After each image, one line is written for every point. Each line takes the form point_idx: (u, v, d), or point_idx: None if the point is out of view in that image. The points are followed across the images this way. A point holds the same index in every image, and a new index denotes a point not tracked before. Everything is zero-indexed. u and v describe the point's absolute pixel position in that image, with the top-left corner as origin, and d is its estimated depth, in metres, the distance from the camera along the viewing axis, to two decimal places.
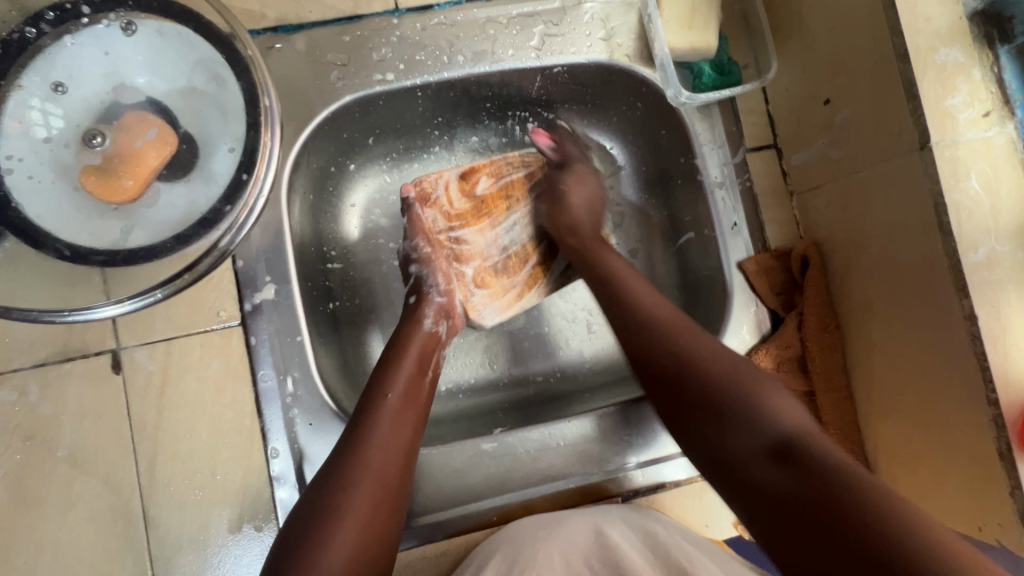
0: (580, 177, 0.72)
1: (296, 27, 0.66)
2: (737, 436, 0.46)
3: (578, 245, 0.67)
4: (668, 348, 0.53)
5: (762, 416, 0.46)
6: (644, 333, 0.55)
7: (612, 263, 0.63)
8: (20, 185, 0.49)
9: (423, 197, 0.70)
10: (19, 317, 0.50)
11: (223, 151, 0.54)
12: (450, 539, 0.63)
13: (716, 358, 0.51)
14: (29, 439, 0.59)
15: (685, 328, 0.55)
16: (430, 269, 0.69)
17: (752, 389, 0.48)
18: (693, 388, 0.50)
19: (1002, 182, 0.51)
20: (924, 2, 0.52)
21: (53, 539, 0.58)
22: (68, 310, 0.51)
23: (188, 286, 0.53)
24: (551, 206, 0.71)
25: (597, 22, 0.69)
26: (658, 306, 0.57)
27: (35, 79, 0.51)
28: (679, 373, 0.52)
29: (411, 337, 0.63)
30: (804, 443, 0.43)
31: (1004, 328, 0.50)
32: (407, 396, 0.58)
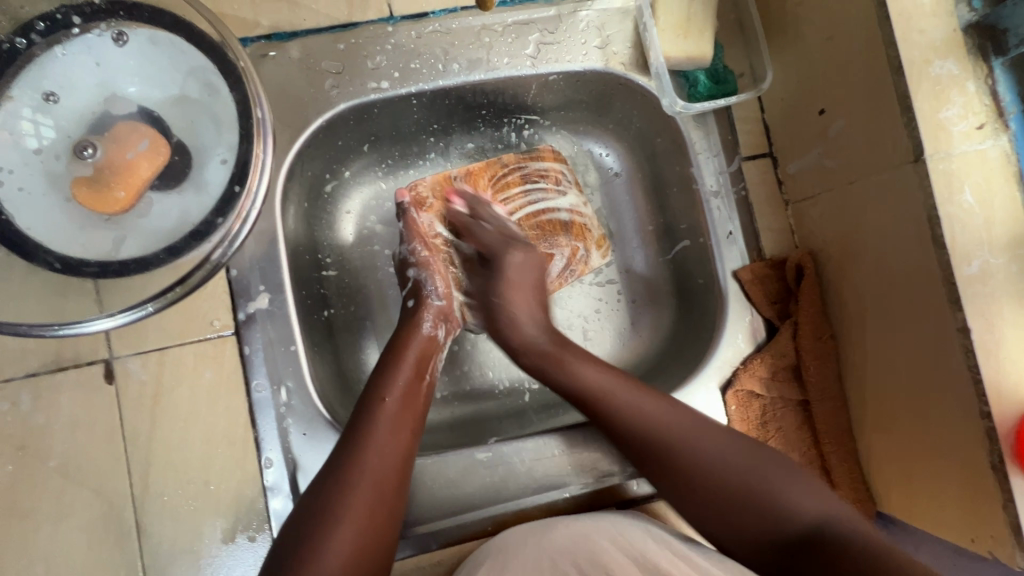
0: (516, 270, 0.69)
1: (290, 35, 0.66)
2: (768, 526, 0.52)
3: (538, 361, 0.65)
4: (680, 455, 0.56)
5: (786, 505, 0.52)
6: (652, 442, 0.58)
7: (587, 376, 0.62)
8: (11, 197, 0.49)
9: (420, 202, 0.72)
10: (10, 332, 0.50)
11: (216, 161, 0.54)
12: (445, 548, 0.63)
13: (725, 452, 0.55)
14: (21, 450, 0.59)
15: (689, 429, 0.57)
16: (428, 274, 0.68)
17: (767, 480, 0.54)
18: (710, 489, 0.55)
19: (996, 194, 0.51)
20: (919, 13, 0.52)
21: (45, 551, 0.58)
22: (59, 325, 0.50)
23: (181, 298, 0.53)
24: (495, 305, 0.68)
25: (593, 30, 0.69)
26: (654, 410, 0.59)
27: (26, 90, 0.50)
28: (694, 476, 0.55)
29: (408, 341, 0.63)
30: (830, 529, 0.49)
31: (997, 340, 0.50)
32: (405, 401, 0.58)
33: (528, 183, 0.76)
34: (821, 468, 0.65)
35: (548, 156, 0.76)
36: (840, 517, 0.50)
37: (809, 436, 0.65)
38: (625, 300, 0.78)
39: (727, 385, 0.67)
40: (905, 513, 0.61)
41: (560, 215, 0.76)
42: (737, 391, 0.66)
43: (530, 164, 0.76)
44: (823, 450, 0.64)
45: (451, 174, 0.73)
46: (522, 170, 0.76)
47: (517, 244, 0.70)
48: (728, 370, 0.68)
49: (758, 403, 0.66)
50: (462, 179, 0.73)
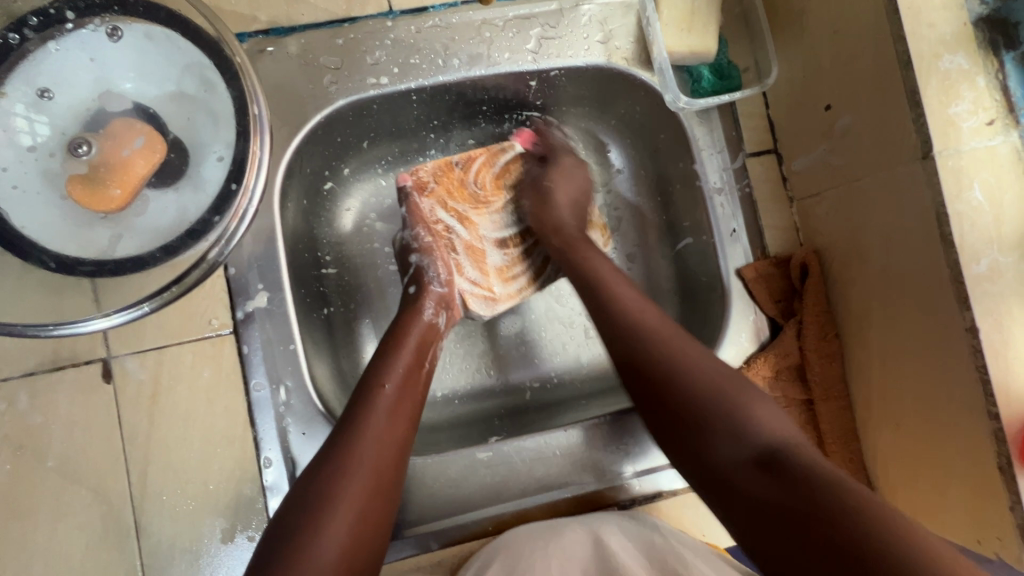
0: (560, 168, 0.72)
1: (288, 30, 0.65)
2: (722, 444, 0.48)
3: (563, 245, 0.67)
4: (665, 358, 0.53)
5: (752, 424, 0.48)
6: (636, 346, 0.55)
7: (598, 267, 0.63)
8: (5, 195, 0.48)
9: (421, 186, 0.69)
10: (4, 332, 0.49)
11: (213, 159, 0.53)
12: (445, 549, 0.62)
13: (706, 367, 0.52)
14: (19, 450, 0.58)
15: (682, 338, 0.55)
16: (430, 259, 0.68)
17: (734, 399, 0.50)
18: (674, 401, 0.51)
19: (1005, 192, 0.50)
20: (928, 7, 0.51)
21: (43, 550, 0.58)
22: (54, 325, 0.50)
23: (177, 299, 0.52)
24: (535, 202, 0.70)
25: (595, 24, 0.68)
26: (652, 317, 0.56)
27: (20, 87, 0.50)
28: (665, 384, 0.52)
29: (409, 328, 0.63)
30: (786, 453, 0.45)
31: (1006, 341, 0.49)
32: (401, 386, 0.57)
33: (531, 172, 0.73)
34: None
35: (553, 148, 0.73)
36: (799, 443, 0.47)
37: (814, 436, 0.65)
38: None
39: None
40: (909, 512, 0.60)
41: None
42: None
43: (533, 154, 0.73)
44: (828, 450, 0.64)
45: (452, 160, 0.70)
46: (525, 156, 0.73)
47: (569, 151, 0.74)
48: None
49: None
50: (462, 167, 0.70)
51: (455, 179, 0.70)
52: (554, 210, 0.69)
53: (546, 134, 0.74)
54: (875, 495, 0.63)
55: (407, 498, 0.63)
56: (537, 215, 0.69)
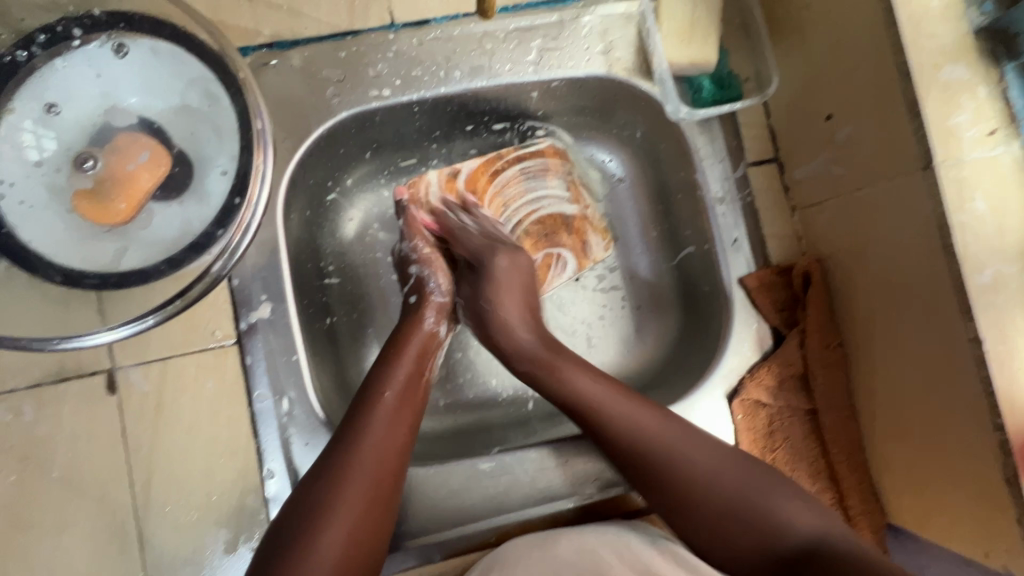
0: (506, 278, 0.67)
1: (292, 43, 0.66)
2: (760, 539, 0.52)
3: (529, 364, 0.64)
4: (664, 466, 0.56)
5: (782, 523, 0.52)
6: (642, 459, 0.57)
7: (578, 383, 0.62)
8: (12, 210, 0.49)
9: (420, 197, 0.71)
10: (10, 346, 0.49)
11: (217, 172, 0.54)
12: (447, 560, 0.62)
13: (715, 466, 0.56)
14: (24, 461, 0.59)
15: (685, 440, 0.57)
16: (428, 268, 0.68)
17: (760, 500, 0.53)
18: (706, 508, 0.54)
19: (1008, 203, 0.50)
20: (928, 17, 0.51)
21: (47, 562, 0.58)
22: (60, 338, 0.50)
23: (181, 311, 0.53)
24: (480, 304, 0.67)
25: (596, 36, 0.69)
26: (647, 421, 0.58)
27: (27, 103, 0.50)
28: (684, 493, 0.55)
29: (409, 337, 0.63)
30: (827, 548, 0.49)
31: (1011, 351, 0.49)
32: (400, 394, 0.57)
33: (526, 177, 0.76)
34: (830, 478, 0.64)
35: (548, 151, 0.76)
36: (834, 533, 0.51)
37: (817, 446, 0.65)
38: (629, 306, 0.78)
39: (733, 394, 0.66)
40: (914, 523, 0.60)
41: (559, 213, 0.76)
42: (743, 400, 0.65)
43: (530, 162, 0.76)
44: (832, 460, 0.63)
45: (452, 173, 0.73)
46: (521, 165, 0.75)
47: (501, 250, 0.68)
48: (734, 379, 0.67)
49: (764, 412, 0.65)
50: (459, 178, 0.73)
51: (454, 190, 0.73)
52: (501, 300, 0.66)
53: (444, 223, 0.70)
54: (880, 505, 0.63)
55: (409, 508, 0.62)
56: (493, 341, 0.67)
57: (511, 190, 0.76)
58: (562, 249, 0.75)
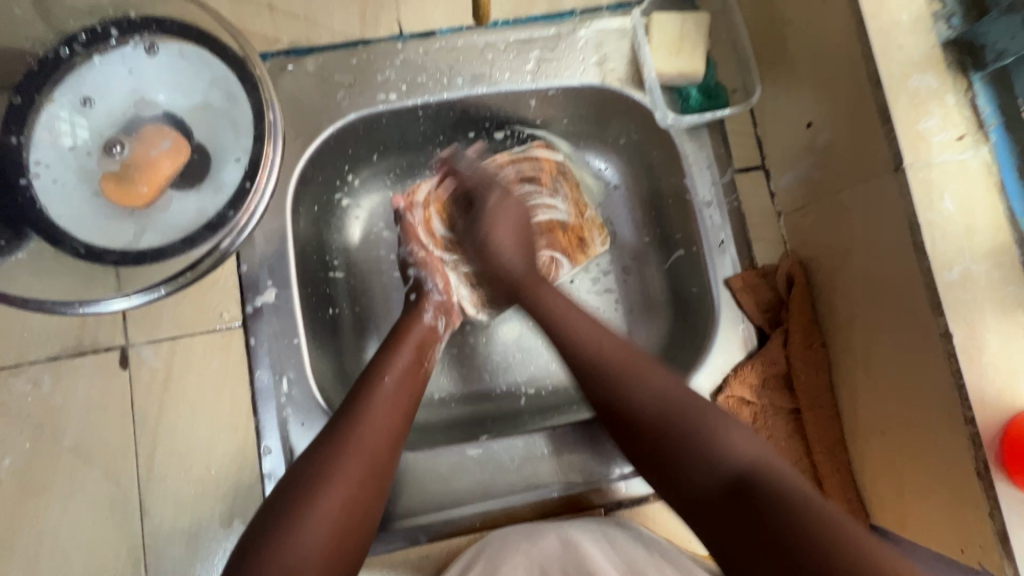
0: (503, 207, 0.71)
1: (308, 50, 0.71)
2: (700, 462, 0.49)
3: (512, 287, 0.68)
4: (620, 387, 0.56)
5: (718, 447, 0.49)
6: (603, 369, 0.58)
7: (552, 302, 0.65)
8: (46, 188, 0.54)
9: (420, 205, 0.74)
10: (36, 309, 0.53)
11: (232, 162, 0.58)
12: (433, 543, 0.64)
13: (665, 391, 0.54)
14: (39, 428, 0.62)
15: (637, 361, 0.57)
16: (424, 272, 0.72)
17: (700, 426, 0.51)
18: (651, 419, 0.53)
19: (976, 204, 0.52)
20: (897, 30, 0.54)
21: (54, 526, 0.61)
22: (80, 303, 0.53)
23: (191, 284, 0.56)
24: (479, 225, 0.70)
25: (591, 48, 0.73)
26: (607, 340, 0.60)
27: (66, 95, 0.56)
28: (630, 410, 0.54)
29: (410, 329, 0.66)
30: (765, 476, 0.46)
31: (980, 346, 0.50)
32: (400, 381, 0.60)
33: (523, 180, 0.76)
34: (814, 478, 0.65)
35: (545, 158, 0.76)
36: (771, 464, 0.48)
37: (801, 445, 0.66)
38: (622, 309, 0.80)
39: (718, 391, 0.68)
40: (896, 524, 0.61)
41: (557, 214, 0.76)
42: (728, 397, 0.67)
43: (524, 163, 0.76)
44: (815, 460, 0.65)
45: (447, 178, 0.74)
46: (517, 169, 0.76)
47: (497, 186, 0.72)
48: (718, 377, 0.69)
49: (748, 410, 0.67)
50: (454, 184, 0.74)
51: (450, 196, 0.74)
52: (502, 225, 0.70)
53: (447, 161, 0.75)
54: (864, 507, 0.64)
55: (398, 491, 0.65)
56: (484, 262, 0.70)
57: (506, 189, 0.76)
58: (558, 250, 0.75)
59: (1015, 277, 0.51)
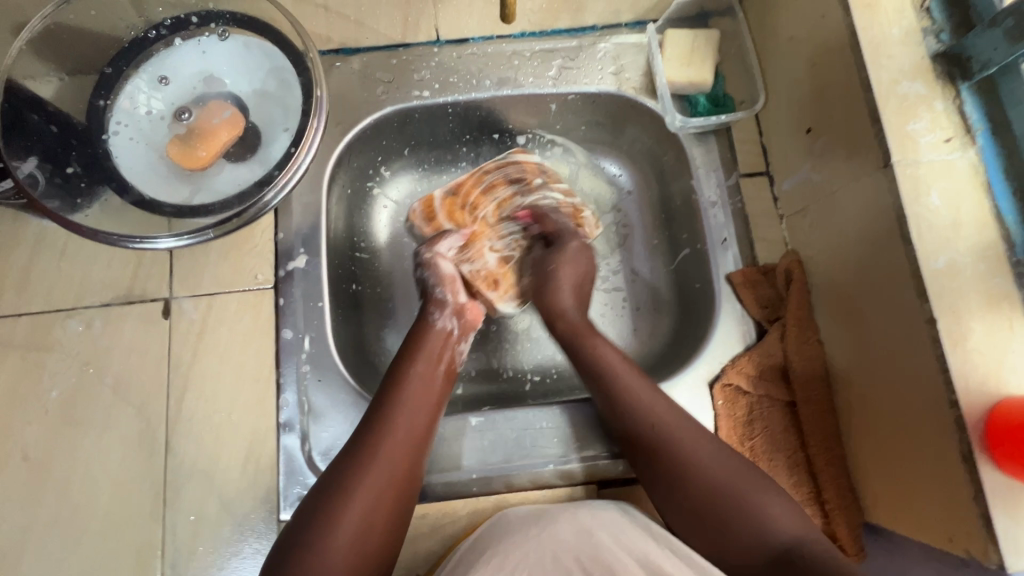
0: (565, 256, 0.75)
1: (354, 50, 0.80)
2: (743, 537, 0.54)
3: (568, 331, 0.71)
4: (671, 450, 0.60)
5: (765, 518, 0.54)
6: (651, 438, 0.61)
7: (607, 356, 0.67)
8: (122, 144, 0.63)
9: (427, 216, 0.82)
10: (102, 241, 0.59)
11: (281, 133, 0.65)
12: (431, 504, 0.67)
13: (710, 463, 0.58)
14: (86, 366, 0.69)
15: (686, 428, 0.61)
16: (433, 271, 0.74)
17: (745, 494, 0.56)
18: (699, 483, 0.57)
19: (962, 201, 0.55)
20: (889, 42, 0.59)
21: (88, 456, 0.66)
22: (139, 238, 0.60)
23: (237, 229, 0.62)
24: (541, 283, 0.75)
25: (609, 59, 0.80)
26: (656, 400, 0.63)
27: (149, 70, 0.65)
28: (681, 478, 0.58)
29: (424, 338, 0.69)
30: (806, 551, 0.52)
31: (964, 332, 0.52)
32: (415, 390, 0.64)
33: (511, 182, 0.83)
34: (808, 472, 0.66)
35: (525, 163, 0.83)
36: (815, 539, 0.53)
37: (796, 438, 0.68)
38: (629, 306, 0.84)
39: (715, 380, 0.71)
40: (890, 520, 0.61)
41: (547, 204, 0.82)
42: (724, 386, 0.70)
43: (509, 167, 0.83)
44: (809, 452, 0.66)
45: (444, 189, 0.83)
46: (503, 173, 0.83)
47: (579, 238, 0.77)
48: (716, 367, 0.71)
49: (744, 400, 0.69)
50: (455, 195, 0.82)
51: (453, 206, 0.82)
52: (571, 316, 0.72)
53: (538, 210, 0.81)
54: (859, 503, 0.65)
55: None
56: (540, 297, 0.74)
57: (501, 193, 0.83)
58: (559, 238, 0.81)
59: (1001, 270, 0.53)
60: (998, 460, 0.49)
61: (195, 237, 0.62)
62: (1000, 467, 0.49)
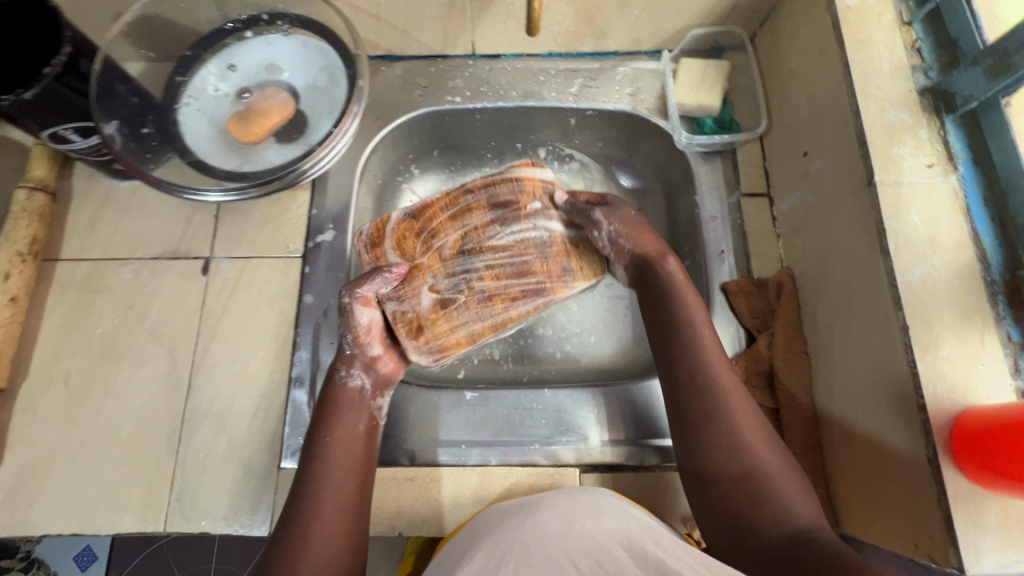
0: (623, 217, 0.72)
1: (399, 58, 0.89)
2: (768, 514, 0.53)
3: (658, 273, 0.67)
4: (721, 412, 0.58)
5: (789, 501, 0.54)
6: (704, 395, 0.59)
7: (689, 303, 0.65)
8: (191, 115, 0.73)
9: (373, 240, 0.75)
10: (160, 187, 0.67)
11: (325, 117, 0.75)
12: (420, 468, 0.71)
13: (755, 437, 0.57)
14: (130, 309, 0.77)
15: (741, 399, 0.59)
16: (348, 319, 0.67)
17: (774, 473, 0.55)
18: (744, 452, 0.56)
19: (940, 221, 0.58)
20: (878, 75, 0.64)
21: (119, 389, 0.73)
22: (190, 189, 0.68)
23: (276, 190, 0.71)
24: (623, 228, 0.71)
25: (627, 82, 0.87)
26: (717, 362, 0.61)
27: (222, 55, 0.76)
28: (723, 445, 0.57)
29: (338, 402, 0.64)
30: (823, 537, 0.51)
31: (935, 341, 0.55)
32: (340, 459, 0.60)
33: (494, 207, 0.77)
34: None
35: (527, 179, 0.78)
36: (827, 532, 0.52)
37: None
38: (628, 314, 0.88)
39: None
40: (862, 530, 0.62)
41: (535, 237, 0.76)
42: None
43: (500, 187, 0.78)
44: None
45: (404, 211, 0.77)
46: (489, 197, 0.77)
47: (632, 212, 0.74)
48: None
49: None
50: (415, 218, 0.76)
51: (407, 231, 0.76)
52: (651, 268, 0.68)
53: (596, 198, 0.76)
54: (835, 514, 0.66)
55: (394, 417, 0.74)
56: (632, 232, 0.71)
57: (474, 219, 0.77)
58: (530, 278, 0.74)
59: (975, 288, 0.56)
60: (960, 463, 0.51)
61: (239, 195, 0.70)
62: (963, 471, 0.51)
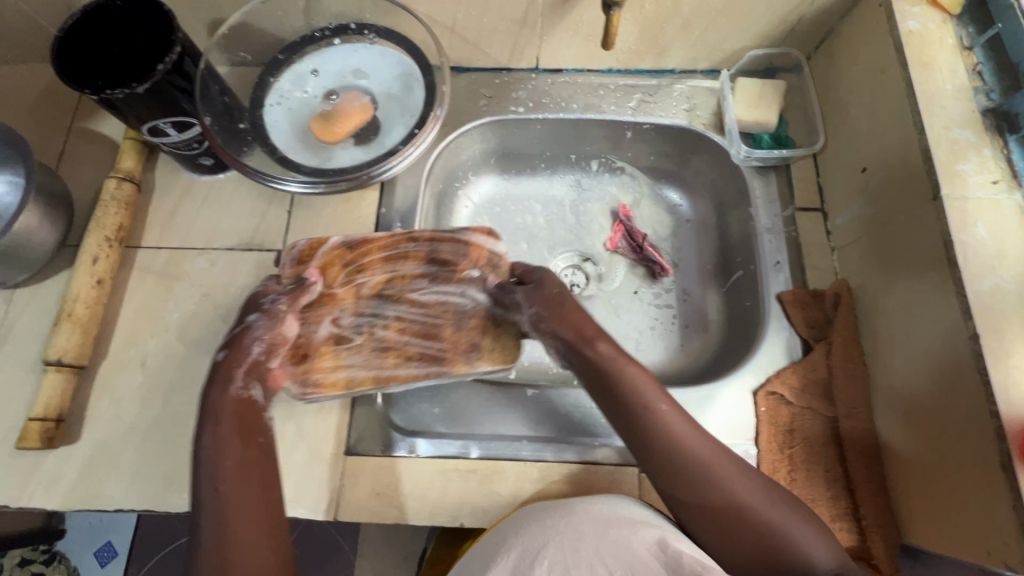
0: (543, 297, 0.70)
1: (466, 69, 0.94)
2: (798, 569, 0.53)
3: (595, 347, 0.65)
4: (709, 483, 0.57)
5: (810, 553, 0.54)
6: (687, 469, 0.58)
7: (640, 378, 0.63)
8: (281, 114, 0.79)
9: (300, 256, 0.74)
10: (256, 177, 0.73)
11: (405, 121, 0.79)
12: (482, 461, 0.72)
13: (751, 505, 0.56)
14: (205, 296, 0.80)
15: (729, 466, 0.58)
16: (271, 322, 0.66)
17: (788, 529, 0.55)
18: (749, 517, 0.55)
19: (1007, 234, 0.60)
20: (942, 95, 0.67)
21: (192, 373, 0.76)
22: (281, 179, 0.74)
23: (356, 186, 0.75)
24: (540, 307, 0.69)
25: (683, 98, 0.91)
26: (688, 434, 0.60)
27: (313, 59, 0.81)
28: (727, 512, 0.56)
29: (219, 410, 0.59)
30: None
31: (1006, 349, 0.56)
32: (242, 477, 0.56)
33: (433, 259, 0.78)
34: (847, 488, 0.68)
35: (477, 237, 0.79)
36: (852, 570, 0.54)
37: (836, 452, 0.70)
38: (679, 323, 0.90)
39: (759, 390, 0.74)
40: (928, 540, 0.62)
41: (460, 301, 0.78)
42: (769, 395, 0.73)
43: (446, 243, 0.78)
44: (849, 466, 0.68)
45: (341, 239, 0.75)
46: (432, 250, 0.78)
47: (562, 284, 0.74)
48: (762, 377, 0.75)
49: (786, 410, 0.73)
50: (349, 247, 0.75)
51: (337, 257, 0.75)
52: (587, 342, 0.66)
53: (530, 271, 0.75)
54: (897, 523, 0.66)
55: (461, 410, 0.77)
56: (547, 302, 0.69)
57: (407, 267, 0.77)
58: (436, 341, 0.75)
59: None
60: None
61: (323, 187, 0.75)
62: None
